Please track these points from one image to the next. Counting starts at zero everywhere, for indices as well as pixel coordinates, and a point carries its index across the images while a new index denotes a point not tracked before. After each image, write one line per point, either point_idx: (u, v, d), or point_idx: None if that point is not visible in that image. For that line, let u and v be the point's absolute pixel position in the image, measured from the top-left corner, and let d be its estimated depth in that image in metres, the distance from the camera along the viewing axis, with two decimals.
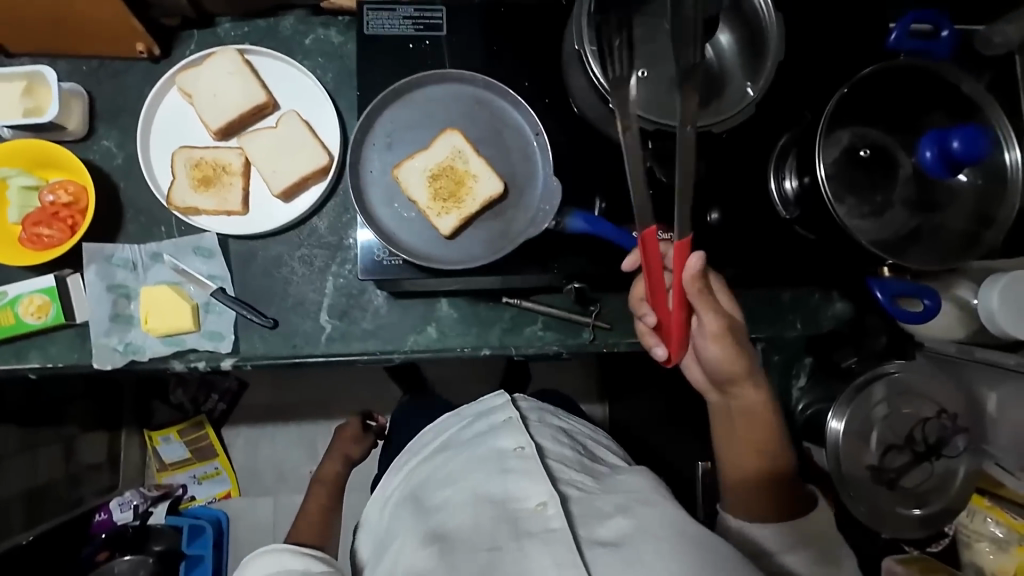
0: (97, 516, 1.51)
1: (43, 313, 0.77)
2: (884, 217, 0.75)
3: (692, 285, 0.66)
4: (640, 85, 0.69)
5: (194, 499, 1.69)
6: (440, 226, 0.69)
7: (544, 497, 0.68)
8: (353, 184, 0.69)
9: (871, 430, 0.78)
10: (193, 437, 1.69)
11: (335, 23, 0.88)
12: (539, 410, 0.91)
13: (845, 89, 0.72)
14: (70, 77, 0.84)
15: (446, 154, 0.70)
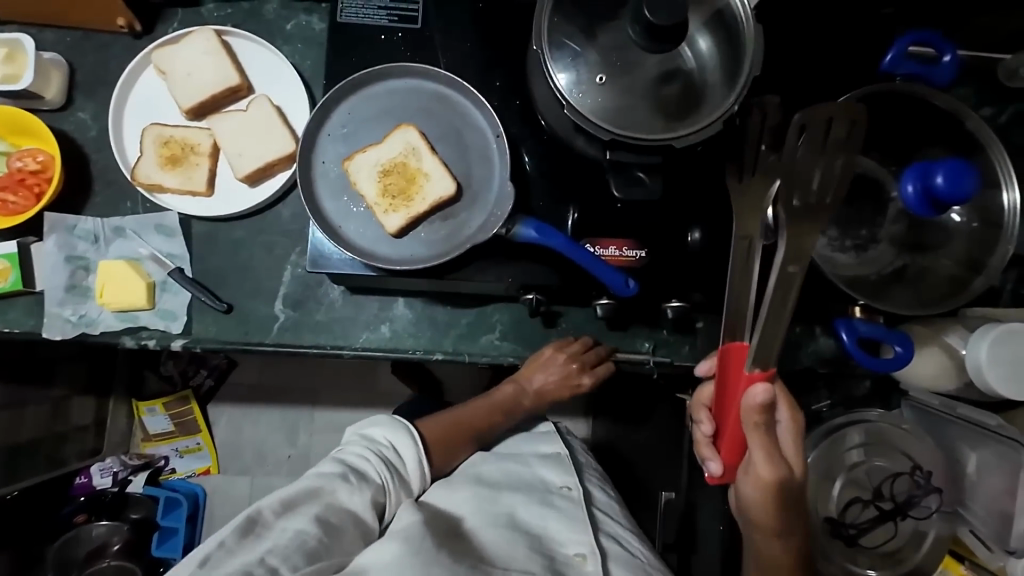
0: (78, 479, 1.56)
1: (3, 278, 0.78)
2: (867, 254, 0.70)
3: (762, 413, 0.59)
4: (599, 91, 0.68)
5: (174, 472, 1.70)
6: (387, 223, 0.66)
7: (584, 549, 0.68)
8: (302, 175, 0.67)
9: (835, 477, 0.73)
10: (179, 411, 1.69)
11: (318, 10, 0.88)
12: (582, 451, 0.93)
13: None
14: (55, 47, 0.85)
15: (401, 150, 0.67)
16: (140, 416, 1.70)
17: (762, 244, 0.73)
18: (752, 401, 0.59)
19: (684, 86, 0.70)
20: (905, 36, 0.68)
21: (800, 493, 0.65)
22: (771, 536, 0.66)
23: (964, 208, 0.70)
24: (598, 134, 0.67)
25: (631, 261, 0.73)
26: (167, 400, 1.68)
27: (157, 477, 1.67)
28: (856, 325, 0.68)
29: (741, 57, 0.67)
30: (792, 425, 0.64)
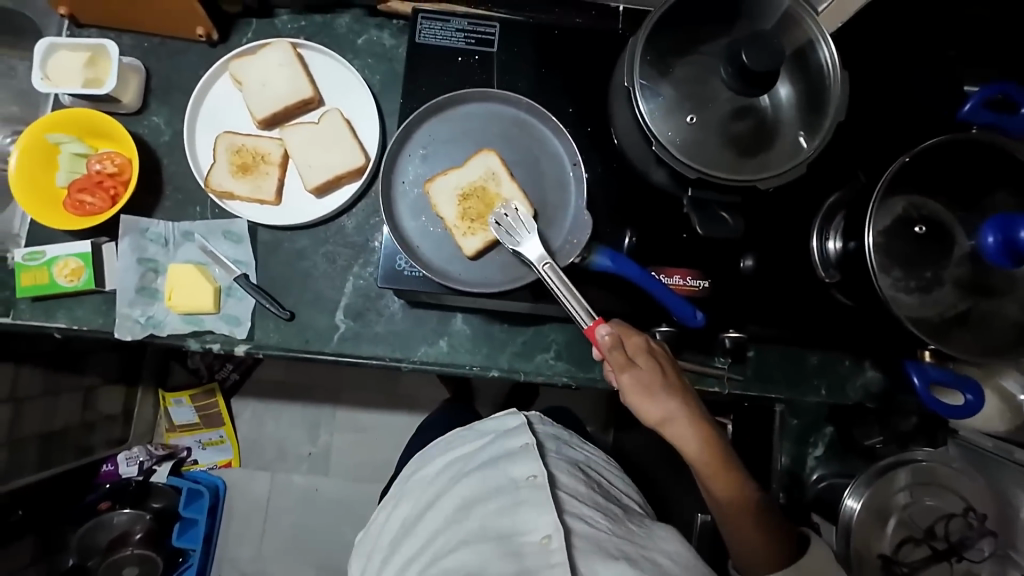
0: (104, 466, 1.57)
1: (75, 277, 0.80)
2: (931, 295, 0.71)
3: (612, 348, 0.64)
4: (687, 130, 0.69)
5: (196, 463, 1.73)
6: (463, 246, 0.67)
7: (549, 530, 0.68)
8: (383, 194, 0.69)
9: (889, 515, 0.73)
10: (204, 403, 1.70)
11: (388, 26, 0.89)
12: (555, 437, 0.88)
13: (907, 158, 0.68)
14: (132, 52, 0.86)
15: (480, 174, 0.69)
16: (167, 406, 1.72)
17: (825, 280, 0.74)
18: (603, 347, 0.65)
19: (758, 125, 0.71)
20: (986, 87, 0.70)
21: (681, 392, 0.66)
22: (675, 437, 0.66)
23: None
24: (686, 172, 0.67)
25: (693, 291, 0.75)
26: (191, 393, 1.69)
27: (179, 467, 1.70)
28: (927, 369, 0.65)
29: (824, 103, 0.69)
30: (643, 344, 0.66)
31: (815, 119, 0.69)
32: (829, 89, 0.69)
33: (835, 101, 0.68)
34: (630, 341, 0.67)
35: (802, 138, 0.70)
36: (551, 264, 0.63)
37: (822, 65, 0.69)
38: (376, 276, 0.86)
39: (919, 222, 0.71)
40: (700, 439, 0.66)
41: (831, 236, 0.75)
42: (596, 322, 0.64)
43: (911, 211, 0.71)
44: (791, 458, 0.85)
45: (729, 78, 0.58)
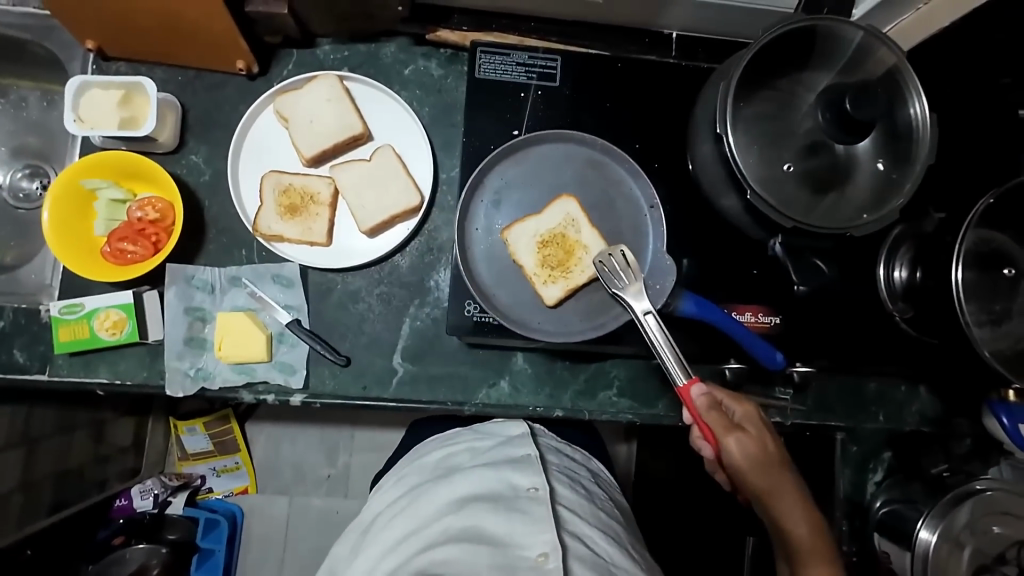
0: (117, 501, 1.39)
1: (117, 330, 0.76)
2: (1003, 327, 0.67)
3: (709, 411, 0.61)
4: (790, 181, 0.66)
5: (211, 491, 1.56)
6: (545, 295, 0.67)
7: (546, 547, 0.59)
8: (458, 239, 0.67)
9: (965, 545, 0.74)
10: (218, 430, 1.52)
11: (436, 54, 0.84)
12: (556, 453, 0.83)
13: (992, 198, 0.66)
14: (166, 86, 0.82)
15: (558, 221, 0.68)
16: (178, 434, 1.55)
17: (892, 312, 0.76)
18: (695, 407, 0.61)
19: (832, 161, 0.66)
20: None
21: (788, 465, 0.63)
22: (779, 511, 0.62)
23: None
24: (780, 221, 0.65)
25: (767, 327, 0.74)
26: (206, 420, 1.50)
27: (194, 496, 1.54)
28: (1015, 410, 0.70)
29: (909, 155, 0.65)
30: (752, 413, 0.66)
31: (907, 164, 0.65)
32: (910, 119, 0.65)
33: (925, 148, 0.64)
34: (737, 409, 0.67)
35: (882, 164, 0.66)
36: (654, 315, 0.62)
37: (911, 120, 0.65)
38: (433, 316, 0.83)
39: (1010, 264, 0.67)
40: (806, 515, 0.63)
41: (897, 265, 0.76)
42: (691, 381, 0.62)
43: (1002, 252, 0.68)
44: (852, 484, 0.85)
45: (828, 123, 0.57)
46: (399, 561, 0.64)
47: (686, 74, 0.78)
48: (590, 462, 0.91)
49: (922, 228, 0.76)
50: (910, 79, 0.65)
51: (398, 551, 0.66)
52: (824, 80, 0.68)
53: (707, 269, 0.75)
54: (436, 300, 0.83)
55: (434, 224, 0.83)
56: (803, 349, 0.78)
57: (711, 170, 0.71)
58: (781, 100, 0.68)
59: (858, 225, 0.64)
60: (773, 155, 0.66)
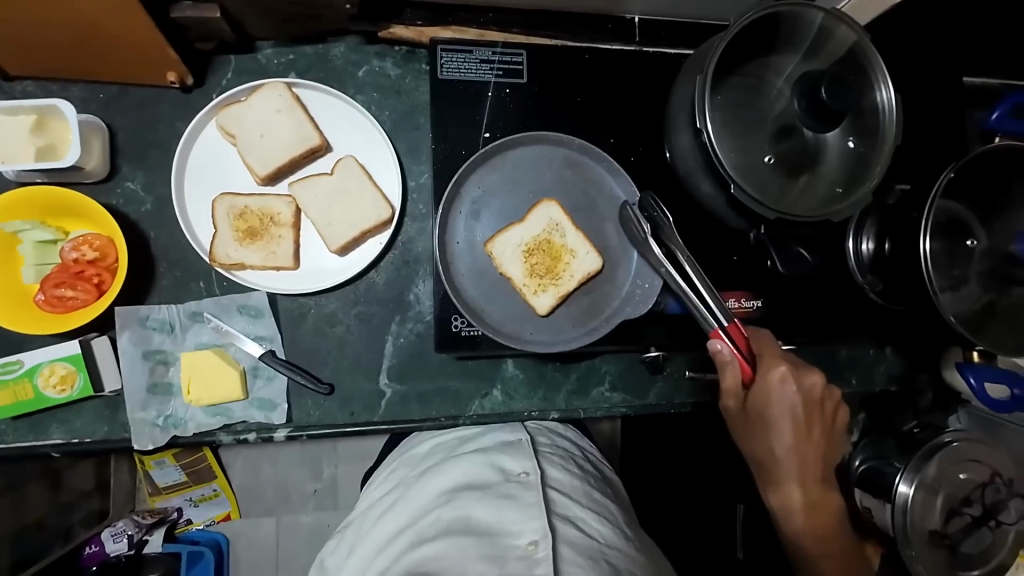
0: (86, 549, 1.28)
1: (66, 386, 0.68)
2: (960, 291, 0.71)
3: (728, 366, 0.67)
4: (767, 172, 0.66)
5: (191, 523, 1.46)
6: (537, 305, 0.69)
7: (535, 536, 0.58)
8: (440, 255, 0.68)
9: (937, 493, 0.80)
10: (190, 461, 1.35)
11: (391, 53, 0.79)
12: (548, 433, 0.81)
13: (953, 172, 0.69)
14: (87, 106, 0.73)
15: (543, 227, 0.70)
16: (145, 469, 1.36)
17: (862, 284, 0.79)
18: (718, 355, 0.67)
19: (804, 145, 0.67)
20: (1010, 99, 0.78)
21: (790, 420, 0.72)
22: (768, 442, 0.74)
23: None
24: (762, 214, 0.65)
25: (749, 311, 0.77)
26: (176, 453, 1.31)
27: (173, 530, 1.43)
28: (981, 370, 0.74)
29: (877, 135, 0.66)
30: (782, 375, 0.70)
31: (874, 144, 0.67)
32: (876, 104, 0.66)
33: (891, 127, 0.66)
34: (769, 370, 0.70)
35: (851, 142, 0.67)
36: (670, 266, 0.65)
37: (878, 104, 0.66)
38: (415, 331, 0.79)
39: (971, 235, 0.72)
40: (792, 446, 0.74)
41: (865, 238, 0.79)
42: (720, 333, 0.66)
43: (961, 223, 0.72)
44: None
45: (804, 111, 0.59)
46: (393, 557, 0.64)
47: (651, 63, 0.76)
48: (582, 440, 0.87)
49: (887, 202, 0.77)
50: (875, 58, 0.65)
51: (392, 546, 0.66)
52: (791, 63, 0.68)
53: None
54: (418, 314, 0.79)
55: (408, 235, 0.79)
56: (785, 328, 0.80)
57: (689, 160, 0.69)
58: (750, 86, 0.67)
59: (834, 208, 0.66)
60: (747, 143, 0.66)
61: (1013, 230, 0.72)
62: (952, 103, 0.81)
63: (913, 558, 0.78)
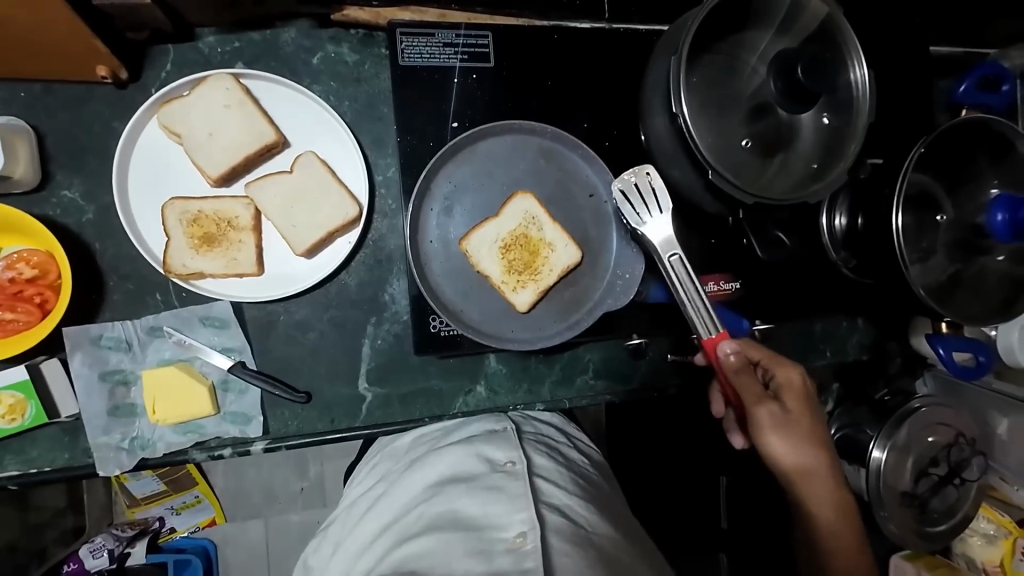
0: (65, 567, 1.24)
1: (16, 415, 0.64)
2: (928, 263, 0.72)
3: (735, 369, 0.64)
4: (744, 154, 0.65)
5: (174, 532, 1.41)
6: (517, 302, 0.67)
7: (522, 527, 0.58)
8: (413, 253, 0.65)
9: (908, 455, 0.84)
10: (168, 470, 1.31)
11: (347, 37, 0.73)
12: (532, 421, 0.80)
13: (923, 147, 0.70)
14: (8, 108, 0.66)
15: (518, 221, 0.68)
16: (121, 482, 1.32)
17: (835, 259, 0.80)
18: (721, 363, 0.65)
19: (779, 126, 0.66)
20: (976, 69, 0.76)
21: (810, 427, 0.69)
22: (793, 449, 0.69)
23: (1004, 185, 0.73)
24: (741, 199, 0.63)
25: (728, 293, 0.76)
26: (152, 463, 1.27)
27: (156, 541, 1.38)
28: (949, 340, 0.75)
29: (851, 111, 0.66)
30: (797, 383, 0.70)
31: (848, 122, 0.66)
32: (850, 84, 0.66)
33: (864, 103, 0.65)
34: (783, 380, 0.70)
35: (825, 119, 0.67)
36: (679, 255, 0.64)
37: (851, 81, 0.65)
38: (393, 332, 0.76)
39: (939, 209, 0.73)
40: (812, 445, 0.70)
41: (838, 212, 0.79)
42: (721, 336, 0.64)
43: (930, 196, 0.73)
44: None
45: (780, 93, 0.57)
46: (378, 555, 0.64)
47: (622, 43, 0.73)
48: (568, 425, 0.87)
49: (859, 178, 0.78)
50: (847, 32, 0.65)
51: (377, 543, 0.65)
52: (764, 39, 0.66)
53: None
54: (395, 315, 0.76)
55: (378, 233, 0.75)
56: (762, 306, 0.81)
57: (665, 144, 0.67)
58: (724, 64, 0.65)
59: (811, 188, 0.65)
60: (723, 124, 0.64)
61: (980, 201, 0.73)
62: (918, 75, 0.81)
63: (886, 518, 0.83)
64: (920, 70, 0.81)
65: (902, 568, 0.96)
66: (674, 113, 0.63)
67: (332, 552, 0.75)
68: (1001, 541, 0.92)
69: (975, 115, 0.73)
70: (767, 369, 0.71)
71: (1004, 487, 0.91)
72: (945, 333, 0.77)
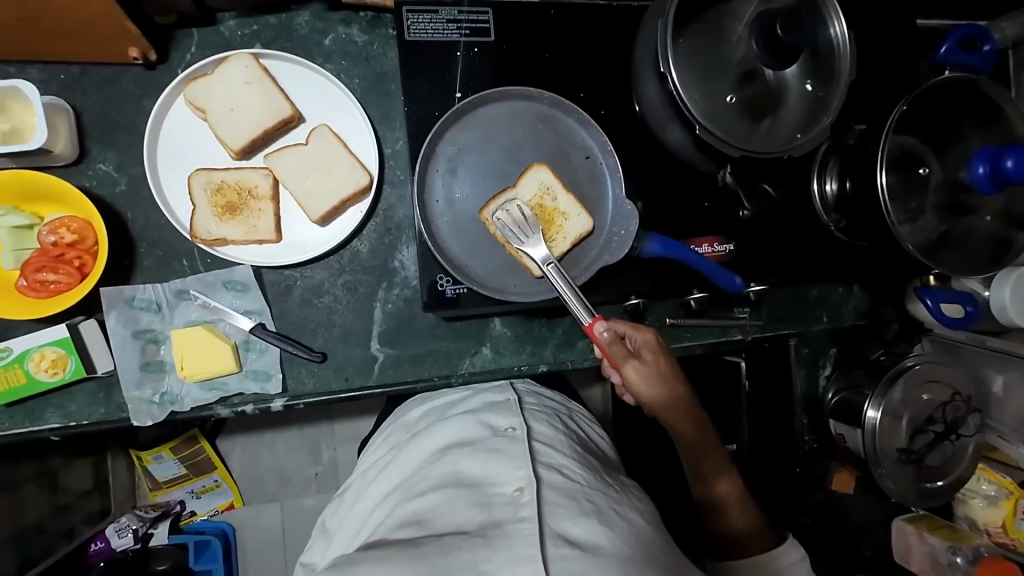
0: (92, 546, 1.24)
1: (58, 369, 0.69)
2: (918, 222, 0.74)
3: (611, 345, 0.66)
4: (730, 112, 0.68)
5: (195, 515, 1.43)
6: (531, 267, 0.71)
7: (521, 483, 0.59)
8: (420, 214, 0.70)
9: (903, 413, 0.85)
10: (188, 453, 1.35)
11: (357, 20, 0.78)
12: (536, 393, 0.81)
13: (905, 105, 0.72)
14: (48, 89, 0.72)
15: (534, 193, 0.72)
16: (143, 465, 1.35)
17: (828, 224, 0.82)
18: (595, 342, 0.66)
19: (764, 88, 0.70)
20: (956, 31, 0.79)
21: (676, 389, 0.68)
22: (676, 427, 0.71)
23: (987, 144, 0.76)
24: (727, 153, 0.67)
25: (722, 255, 0.80)
26: (171, 446, 1.31)
27: (177, 523, 1.39)
28: (936, 292, 0.79)
29: (834, 71, 0.69)
30: (653, 342, 0.70)
31: (830, 83, 0.69)
32: (831, 40, 0.69)
33: (845, 63, 0.68)
34: (638, 339, 0.70)
35: (810, 85, 0.70)
36: (556, 265, 0.67)
37: (832, 40, 0.69)
38: (404, 296, 0.80)
39: (924, 164, 0.75)
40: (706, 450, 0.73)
41: (828, 178, 0.81)
42: (595, 319, 0.66)
43: (915, 154, 0.75)
44: (806, 382, 0.94)
45: (762, 51, 0.63)
46: (385, 513, 0.65)
47: (615, 17, 0.77)
48: (569, 404, 0.88)
49: (846, 141, 0.80)
50: None
51: (384, 504, 0.67)
52: (749, 6, 0.70)
53: (660, 209, 0.78)
54: (404, 280, 0.80)
55: (388, 203, 0.80)
56: (756, 268, 0.83)
57: (657, 109, 0.72)
58: (711, 31, 0.69)
59: (796, 145, 0.68)
60: (710, 86, 0.68)
61: (964, 157, 0.75)
62: (904, 42, 0.84)
63: (884, 475, 0.84)
64: (906, 39, 0.84)
65: (902, 529, 0.97)
66: (663, 74, 0.67)
67: (347, 512, 0.77)
68: (1003, 502, 0.92)
69: (962, 75, 0.75)
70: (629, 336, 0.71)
71: (1004, 446, 0.92)
72: (933, 286, 0.81)
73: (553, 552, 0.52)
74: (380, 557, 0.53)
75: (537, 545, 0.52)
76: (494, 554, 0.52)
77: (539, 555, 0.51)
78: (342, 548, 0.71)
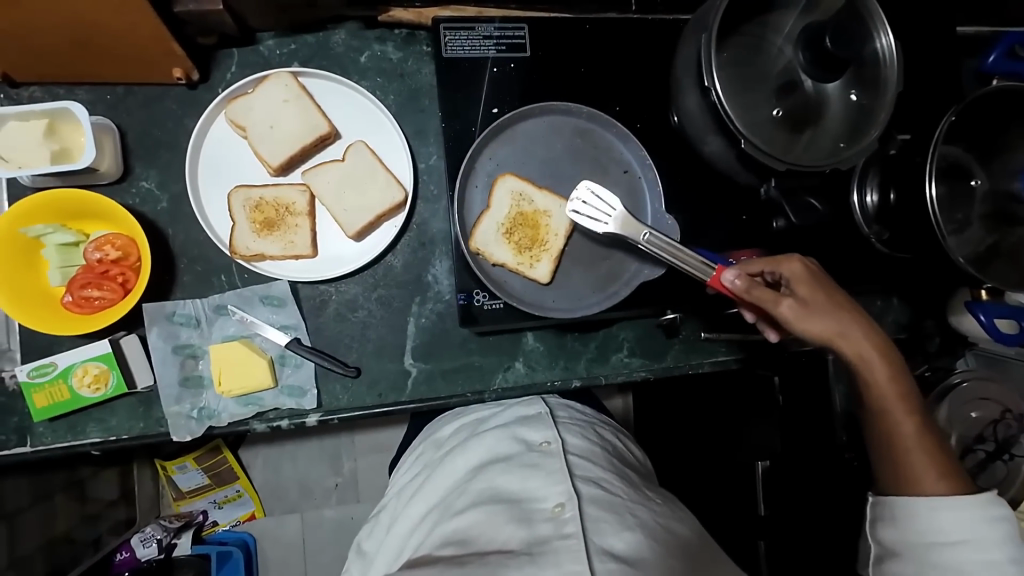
0: (117, 556, 1.23)
1: (100, 385, 0.70)
2: (965, 234, 0.71)
3: (750, 289, 0.63)
4: (774, 125, 0.67)
5: (217, 525, 1.42)
6: (538, 276, 0.72)
7: (561, 498, 0.57)
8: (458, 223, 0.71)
9: (951, 432, 0.85)
10: (211, 463, 1.36)
11: (392, 37, 0.79)
12: (569, 409, 0.79)
13: (953, 116, 0.70)
14: (94, 108, 0.74)
15: (510, 202, 0.72)
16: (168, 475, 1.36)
17: (868, 235, 0.80)
18: (733, 292, 0.64)
19: (805, 99, 0.68)
20: (1003, 41, 0.81)
21: (849, 305, 0.66)
22: (848, 353, 0.65)
23: None
24: (773, 166, 0.66)
25: None
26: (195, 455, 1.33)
27: (200, 534, 1.39)
28: (990, 307, 0.77)
29: (877, 81, 0.68)
30: (801, 271, 0.66)
31: (875, 93, 0.68)
32: (877, 51, 0.68)
33: (892, 74, 0.67)
34: (785, 270, 0.67)
35: (854, 95, 0.69)
36: (650, 232, 0.65)
37: (876, 51, 0.67)
38: (437, 311, 0.80)
39: (972, 175, 0.73)
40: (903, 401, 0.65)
41: (869, 189, 0.79)
42: (722, 270, 0.64)
43: (962, 165, 0.73)
44: None
45: (808, 62, 0.63)
46: (425, 534, 0.64)
47: (649, 31, 0.77)
48: (599, 416, 0.85)
49: (888, 152, 0.79)
50: (872, 5, 0.67)
51: (423, 526, 0.66)
52: (791, 18, 0.69)
53: (697, 222, 0.78)
54: (437, 293, 0.80)
55: (421, 217, 0.80)
56: None
57: (696, 121, 0.71)
58: (751, 42, 0.68)
59: (839, 158, 0.67)
60: (750, 98, 0.67)
61: (1013, 168, 0.73)
62: (946, 52, 0.83)
63: None
64: (946, 48, 0.83)
65: None
66: (705, 86, 0.66)
67: (384, 532, 0.75)
68: None
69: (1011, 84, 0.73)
70: (770, 271, 0.68)
71: None
72: (987, 300, 0.79)
73: (599, 566, 0.52)
74: (426, 574, 0.52)
75: (584, 562, 0.51)
76: (542, 572, 0.51)
77: (587, 572, 0.50)
78: (382, 570, 0.70)
